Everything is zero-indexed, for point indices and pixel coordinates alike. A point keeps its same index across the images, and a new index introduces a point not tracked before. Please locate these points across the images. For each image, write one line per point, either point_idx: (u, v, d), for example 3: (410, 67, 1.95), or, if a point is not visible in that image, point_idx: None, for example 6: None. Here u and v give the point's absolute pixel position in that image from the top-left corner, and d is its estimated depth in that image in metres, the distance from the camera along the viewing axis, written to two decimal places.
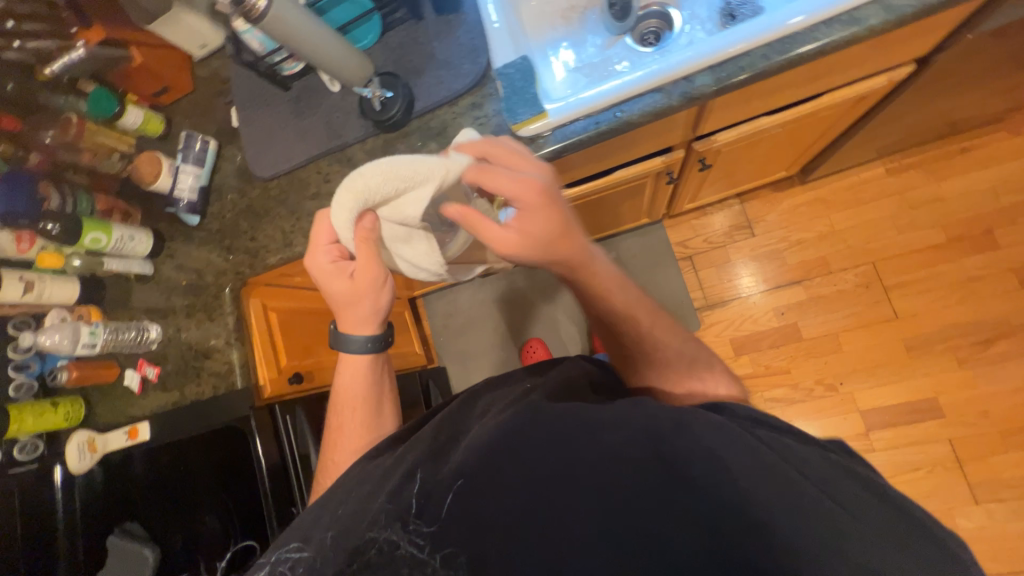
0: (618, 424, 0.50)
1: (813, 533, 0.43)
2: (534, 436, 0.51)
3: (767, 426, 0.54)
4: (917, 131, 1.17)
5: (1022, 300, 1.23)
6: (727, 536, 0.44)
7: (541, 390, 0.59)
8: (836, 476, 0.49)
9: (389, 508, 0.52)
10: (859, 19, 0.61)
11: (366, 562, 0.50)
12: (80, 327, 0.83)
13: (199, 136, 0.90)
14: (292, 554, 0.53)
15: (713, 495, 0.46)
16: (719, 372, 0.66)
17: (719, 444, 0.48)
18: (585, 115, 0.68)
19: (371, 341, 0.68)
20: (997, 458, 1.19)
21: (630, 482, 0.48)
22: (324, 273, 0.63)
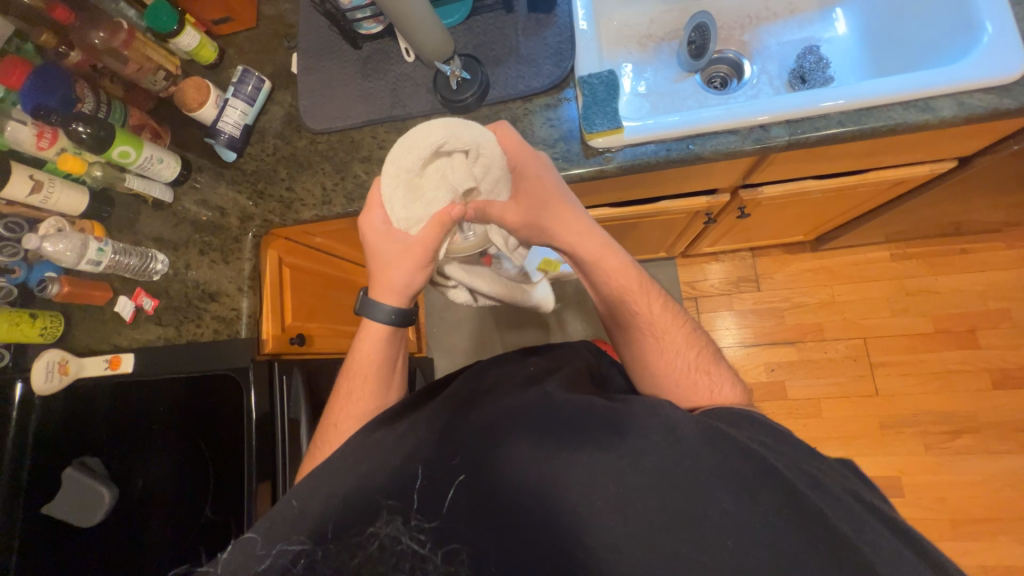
0: (628, 425, 0.50)
1: (821, 551, 0.43)
2: (546, 428, 0.51)
3: (775, 437, 0.52)
4: (928, 225, 1.25)
5: (991, 399, 1.31)
6: (741, 552, 0.44)
7: (553, 381, 0.59)
8: (845, 495, 0.47)
9: (393, 502, 0.47)
10: (933, 108, 0.64)
11: (366, 558, 0.42)
12: (88, 241, 0.78)
13: (255, 75, 0.87)
14: (290, 548, 0.46)
15: (725, 505, 0.45)
16: (722, 369, 0.63)
17: (728, 455, 0.47)
18: (659, 140, 0.70)
19: (396, 313, 0.64)
20: (946, 544, 1.24)
21: (640, 481, 0.47)
22: (375, 231, 0.61)
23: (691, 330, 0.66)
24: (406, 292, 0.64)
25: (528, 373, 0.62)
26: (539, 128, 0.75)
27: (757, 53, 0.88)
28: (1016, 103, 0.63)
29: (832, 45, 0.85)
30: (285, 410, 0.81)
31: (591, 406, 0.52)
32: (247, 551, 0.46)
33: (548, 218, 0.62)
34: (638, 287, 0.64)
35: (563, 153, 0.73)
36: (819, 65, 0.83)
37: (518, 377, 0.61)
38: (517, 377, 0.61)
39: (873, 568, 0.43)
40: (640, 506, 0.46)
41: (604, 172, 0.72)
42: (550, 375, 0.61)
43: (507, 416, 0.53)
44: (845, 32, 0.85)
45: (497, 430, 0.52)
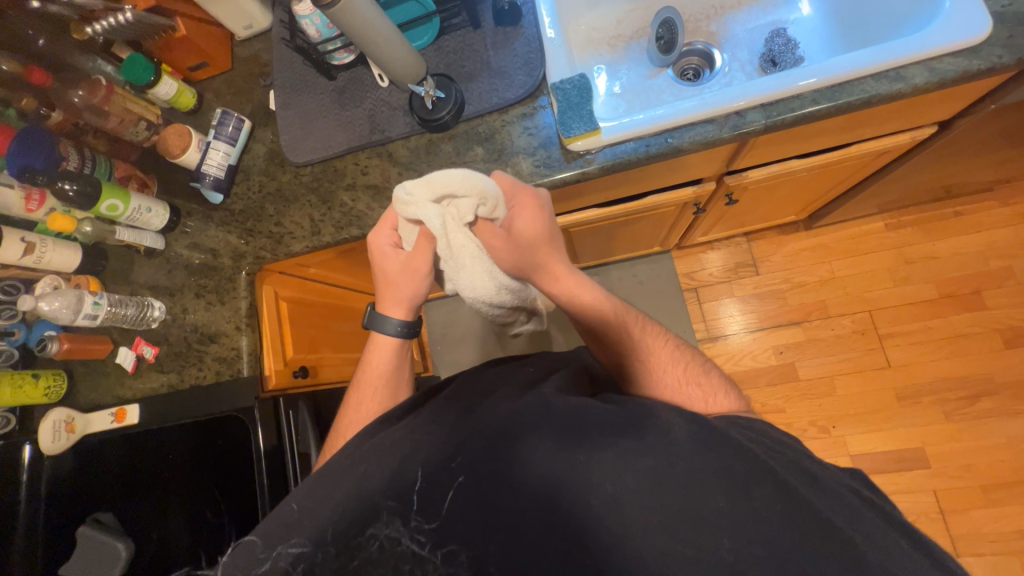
0: (626, 425, 0.48)
1: (818, 547, 0.43)
2: (544, 429, 0.48)
3: (769, 439, 0.52)
4: (918, 192, 1.24)
5: (1006, 360, 1.29)
6: (738, 549, 0.43)
7: (550, 383, 0.56)
8: (844, 489, 0.48)
9: (393, 503, 0.46)
10: (904, 77, 0.65)
11: (366, 559, 0.44)
12: (83, 296, 0.78)
13: (234, 115, 0.88)
14: (292, 550, 0.46)
15: (721, 503, 0.44)
16: (715, 380, 0.63)
17: (722, 454, 0.47)
18: (637, 137, 0.70)
19: (404, 325, 0.67)
20: (978, 512, 1.22)
21: (638, 481, 0.45)
22: (380, 250, 0.65)
23: (675, 346, 0.66)
24: (414, 303, 0.67)
25: (526, 374, 0.60)
26: (518, 137, 0.76)
27: (726, 41, 0.89)
28: (986, 63, 0.63)
29: (798, 25, 0.86)
30: (294, 444, 0.81)
31: (589, 408, 0.50)
32: (250, 555, 0.47)
33: (533, 264, 0.64)
34: (625, 313, 0.65)
35: (544, 160, 0.74)
36: (788, 46, 0.83)
37: (517, 379, 0.59)
38: (515, 379, 0.59)
39: (868, 560, 0.42)
40: (634, 506, 0.44)
41: (586, 174, 0.73)
42: (548, 377, 0.59)
43: (509, 415, 0.50)
44: (810, 11, 0.86)
45: (494, 434, 0.49)
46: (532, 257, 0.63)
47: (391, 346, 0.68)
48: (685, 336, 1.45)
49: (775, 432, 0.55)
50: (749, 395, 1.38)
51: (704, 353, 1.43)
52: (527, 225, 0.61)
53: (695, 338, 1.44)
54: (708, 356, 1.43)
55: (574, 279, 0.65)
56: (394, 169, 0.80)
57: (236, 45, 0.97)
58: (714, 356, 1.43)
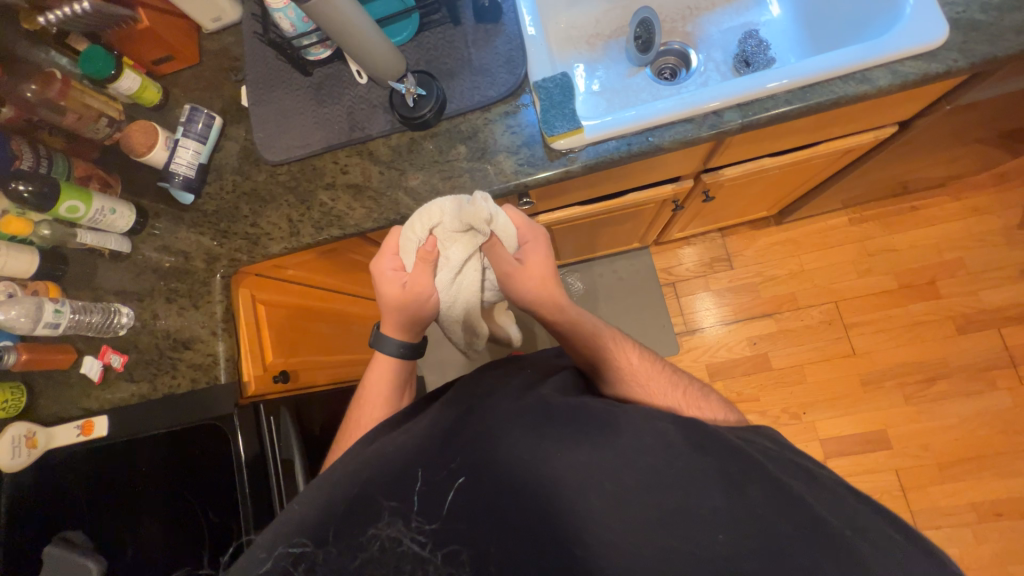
0: (625, 425, 0.51)
1: (812, 540, 0.44)
2: (547, 431, 0.50)
3: (768, 440, 0.55)
4: (878, 188, 1.31)
5: (959, 344, 1.38)
6: (735, 545, 0.44)
7: (546, 384, 0.57)
8: (836, 486, 0.51)
9: (394, 505, 0.46)
10: (870, 79, 0.68)
11: (368, 559, 0.43)
12: (43, 303, 0.74)
13: (204, 111, 0.84)
14: (292, 549, 0.45)
15: (718, 502, 0.46)
16: (715, 403, 0.65)
17: (719, 456, 0.49)
18: (619, 136, 0.71)
19: (404, 346, 0.68)
20: (936, 487, 1.30)
21: (637, 480, 0.47)
22: (383, 277, 0.66)
23: (672, 370, 0.69)
24: (414, 328, 0.68)
25: (518, 378, 0.60)
26: (501, 136, 0.76)
27: (701, 42, 0.91)
28: (944, 67, 0.67)
29: (769, 27, 0.89)
30: (276, 451, 0.79)
31: (586, 406, 0.53)
32: (250, 553, 0.47)
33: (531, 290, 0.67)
34: (619, 343, 0.69)
35: (527, 159, 0.74)
36: (760, 48, 0.86)
37: (515, 383, 0.59)
38: (511, 381, 0.59)
39: (865, 556, 0.43)
40: (635, 504, 0.46)
41: (570, 172, 0.73)
42: (542, 378, 0.59)
43: (506, 416, 0.52)
44: (780, 14, 0.89)
45: (492, 438, 0.49)
46: (521, 282, 0.67)
47: (387, 364, 0.69)
48: (663, 329, 1.49)
49: (780, 440, 0.56)
50: (725, 385, 1.43)
51: (682, 346, 1.47)
52: (531, 254, 0.68)
53: (673, 332, 1.48)
54: (686, 348, 1.47)
55: (576, 307, 0.68)
56: (375, 167, 0.79)
57: (203, 38, 0.93)
58: (692, 349, 1.47)
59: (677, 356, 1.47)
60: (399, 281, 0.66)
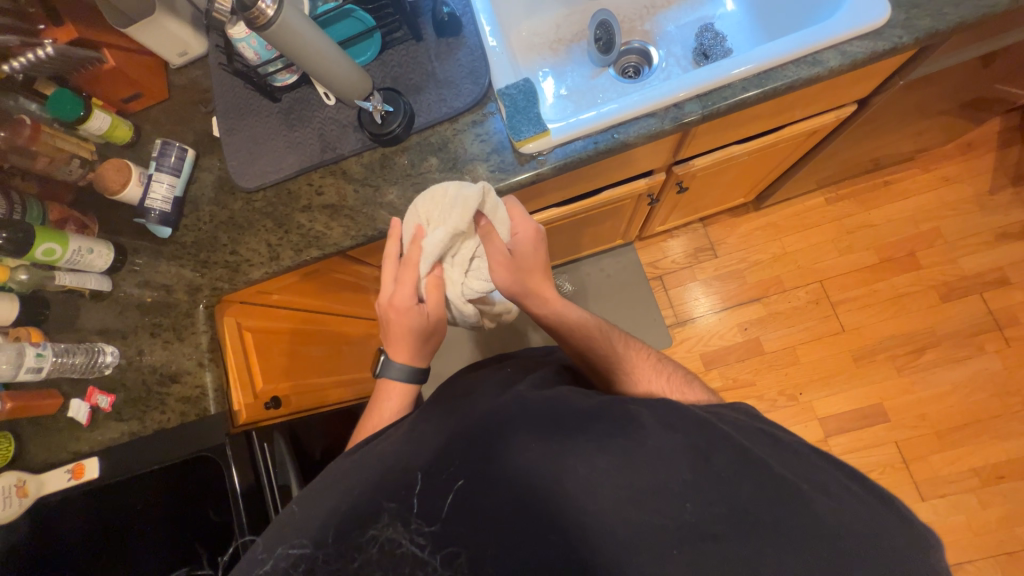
0: (597, 412, 0.52)
1: (773, 497, 0.45)
2: (520, 424, 0.50)
3: (739, 414, 0.57)
4: (850, 166, 1.34)
5: (944, 312, 1.40)
6: (702, 512, 0.44)
7: (529, 381, 0.57)
8: (805, 451, 0.52)
9: (394, 506, 0.46)
10: (821, 61, 0.70)
11: (367, 560, 0.44)
12: (24, 348, 0.73)
13: (176, 145, 0.85)
14: (292, 550, 0.46)
15: (686, 473, 0.46)
16: (695, 386, 0.67)
17: (686, 433, 0.50)
18: (584, 136, 0.73)
19: (413, 368, 0.64)
20: (937, 456, 1.31)
21: (608, 461, 0.47)
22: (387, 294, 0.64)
23: (657, 358, 0.70)
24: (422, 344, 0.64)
25: (504, 376, 0.61)
26: (471, 145, 0.77)
27: (660, 39, 0.94)
28: (890, 44, 0.69)
29: (723, 20, 0.91)
30: (273, 478, 0.78)
31: (560, 400, 0.53)
32: (249, 557, 0.47)
33: (531, 285, 0.66)
34: (605, 330, 0.69)
35: (498, 165, 0.75)
36: (717, 40, 0.89)
37: (494, 382, 0.59)
38: (497, 379, 0.60)
39: (820, 510, 0.45)
40: (606, 485, 0.46)
41: (540, 175, 0.74)
42: (527, 376, 0.60)
43: (488, 415, 0.52)
44: (732, 7, 0.91)
45: (478, 442, 0.49)
46: (525, 280, 0.66)
47: (391, 389, 0.64)
48: (655, 323, 1.50)
49: (748, 411, 0.58)
50: (720, 373, 1.44)
51: (674, 338, 1.48)
52: (525, 246, 0.67)
53: (664, 325, 1.49)
54: (679, 340, 1.48)
55: (564, 301, 0.68)
56: (349, 186, 0.80)
57: (171, 73, 0.94)
58: (685, 340, 1.48)
59: (671, 348, 1.48)
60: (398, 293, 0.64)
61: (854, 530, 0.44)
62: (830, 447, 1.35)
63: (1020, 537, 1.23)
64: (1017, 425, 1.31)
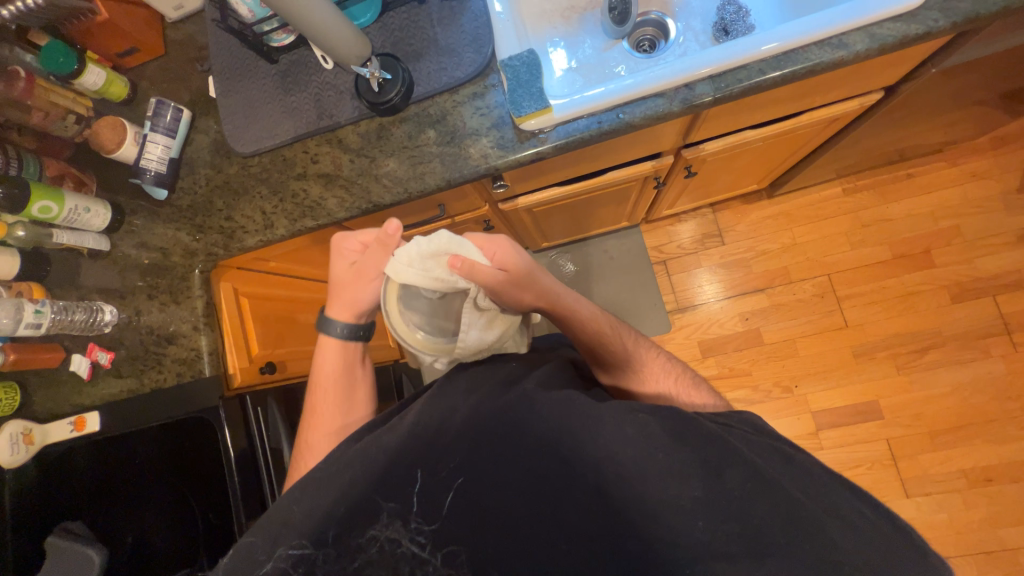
0: (607, 419, 0.52)
1: (785, 521, 0.47)
2: (529, 427, 0.51)
3: (748, 426, 0.56)
4: (873, 156, 1.28)
5: (954, 313, 1.37)
6: (712, 531, 0.46)
7: (533, 378, 0.57)
8: (821, 472, 0.52)
9: (392, 506, 0.49)
10: (846, 44, 0.65)
11: (367, 560, 0.47)
12: (23, 304, 0.74)
13: (172, 104, 0.83)
14: (292, 551, 0.48)
15: (698, 491, 0.48)
16: (702, 395, 0.68)
17: (697, 447, 0.50)
18: (588, 114, 0.69)
19: (349, 328, 0.69)
20: (926, 455, 1.31)
21: (617, 474, 0.49)
22: (341, 252, 0.67)
23: (664, 358, 0.73)
24: (358, 311, 0.68)
25: (507, 371, 0.59)
26: (470, 118, 0.74)
27: (680, 11, 0.88)
28: (924, 27, 0.64)
29: None
30: (265, 441, 0.80)
31: (572, 399, 0.53)
32: (250, 555, 0.49)
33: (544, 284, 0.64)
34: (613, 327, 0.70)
35: (497, 141, 0.73)
36: (739, 15, 0.82)
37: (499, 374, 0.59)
38: (500, 373, 0.59)
39: (827, 531, 0.47)
40: (617, 499, 0.48)
41: (540, 154, 0.72)
42: (528, 371, 0.59)
43: (492, 414, 0.52)
44: None
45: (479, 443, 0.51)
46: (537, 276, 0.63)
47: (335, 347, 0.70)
48: (655, 307, 1.48)
49: (766, 426, 0.58)
50: (717, 361, 1.44)
51: (673, 324, 1.47)
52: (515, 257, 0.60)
53: (665, 310, 1.48)
54: (678, 326, 1.47)
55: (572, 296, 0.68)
56: (345, 156, 0.78)
57: (168, 27, 0.91)
58: (684, 326, 1.47)
59: (669, 334, 1.47)
60: (352, 261, 0.68)
61: (863, 560, 0.46)
62: (820, 440, 1.36)
63: (1000, 538, 1.25)
64: (1014, 430, 1.29)
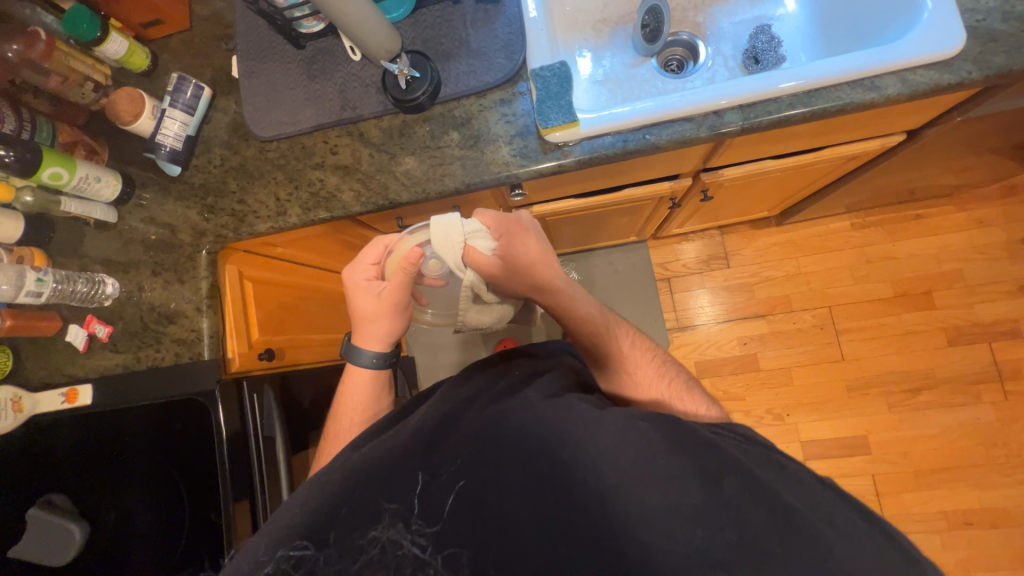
0: (606, 424, 0.51)
1: (783, 530, 0.46)
2: (530, 432, 0.52)
3: (742, 434, 0.54)
4: (884, 194, 1.28)
5: (949, 356, 1.38)
6: (713, 540, 0.46)
7: (532, 385, 0.57)
8: (817, 480, 0.51)
9: (394, 507, 0.50)
10: (878, 87, 0.65)
11: (368, 561, 0.48)
12: (26, 272, 0.73)
13: (193, 81, 0.82)
14: (293, 552, 0.48)
15: (697, 500, 0.47)
16: (696, 396, 0.66)
17: (696, 456, 0.49)
18: (615, 131, 0.69)
19: (378, 357, 0.71)
20: (910, 494, 1.32)
21: (617, 479, 0.49)
22: (358, 287, 0.69)
23: (661, 360, 0.71)
24: (390, 338, 0.71)
25: (508, 379, 0.60)
26: (495, 124, 0.74)
27: (711, 35, 0.88)
28: (957, 78, 0.64)
29: (782, 23, 0.85)
30: (258, 429, 0.78)
31: (569, 406, 0.53)
32: (251, 554, 0.49)
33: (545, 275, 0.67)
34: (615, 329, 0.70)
35: (520, 149, 0.72)
36: (771, 44, 0.83)
37: (500, 382, 0.59)
38: (500, 383, 0.59)
39: (828, 542, 0.46)
40: (617, 506, 0.48)
41: (563, 166, 0.71)
42: (530, 379, 0.59)
43: (493, 422, 0.53)
44: (795, 9, 0.85)
45: (482, 449, 0.51)
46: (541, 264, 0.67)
47: (363, 374, 0.71)
48: (655, 324, 1.49)
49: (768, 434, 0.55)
50: (712, 383, 1.44)
51: (672, 342, 1.48)
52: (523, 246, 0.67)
53: (664, 328, 1.48)
54: (676, 345, 1.48)
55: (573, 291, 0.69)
56: (365, 150, 0.77)
57: (195, 2, 0.90)
58: (682, 345, 1.48)
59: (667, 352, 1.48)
60: (374, 290, 0.69)
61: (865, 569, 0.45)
62: None
63: None
64: (997, 476, 1.31)
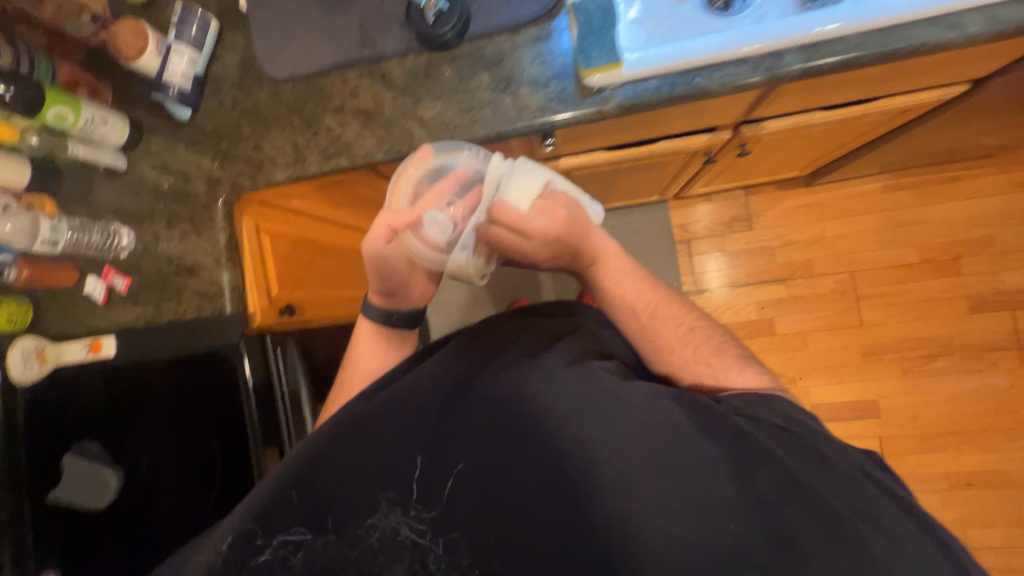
0: (634, 405, 0.55)
1: (813, 518, 0.48)
2: (553, 409, 0.56)
3: (783, 416, 0.54)
4: (924, 154, 1.22)
5: (970, 324, 1.37)
6: (740, 525, 0.49)
7: (558, 351, 0.61)
8: (856, 472, 0.50)
9: (393, 496, 0.55)
10: (958, 25, 0.59)
11: (368, 547, 0.53)
12: (40, 219, 0.70)
13: (198, 12, 0.75)
14: (291, 538, 0.53)
15: (728, 489, 0.50)
16: (729, 358, 0.64)
17: (724, 441, 0.52)
18: (662, 74, 0.64)
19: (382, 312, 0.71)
20: (914, 456, 1.35)
21: (642, 458, 0.52)
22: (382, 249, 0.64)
23: (692, 327, 0.67)
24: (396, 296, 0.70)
25: (522, 345, 0.62)
26: (529, 65, 0.68)
27: None
28: None
29: None
30: (283, 382, 0.81)
31: (600, 381, 0.57)
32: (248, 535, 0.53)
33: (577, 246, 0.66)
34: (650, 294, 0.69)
35: (556, 94, 0.67)
36: None
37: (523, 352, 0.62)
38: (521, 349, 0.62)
39: (863, 535, 0.47)
40: (640, 486, 0.51)
41: (602, 113, 0.66)
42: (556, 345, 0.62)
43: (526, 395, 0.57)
44: None
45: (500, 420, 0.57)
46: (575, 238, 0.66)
47: (372, 331, 0.73)
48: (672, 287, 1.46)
49: (809, 421, 0.55)
50: None
51: None
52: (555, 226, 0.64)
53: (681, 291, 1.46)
54: None
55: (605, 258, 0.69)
56: (388, 92, 0.72)
57: None
58: None
59: None
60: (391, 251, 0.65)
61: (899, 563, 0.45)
62: None
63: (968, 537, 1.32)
64: (1003, 441, 1.33)
